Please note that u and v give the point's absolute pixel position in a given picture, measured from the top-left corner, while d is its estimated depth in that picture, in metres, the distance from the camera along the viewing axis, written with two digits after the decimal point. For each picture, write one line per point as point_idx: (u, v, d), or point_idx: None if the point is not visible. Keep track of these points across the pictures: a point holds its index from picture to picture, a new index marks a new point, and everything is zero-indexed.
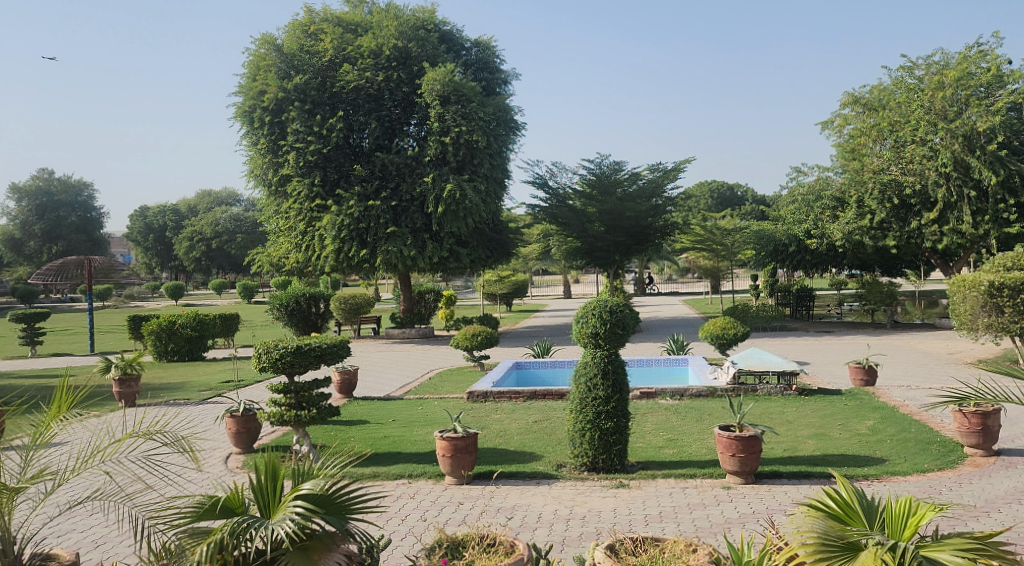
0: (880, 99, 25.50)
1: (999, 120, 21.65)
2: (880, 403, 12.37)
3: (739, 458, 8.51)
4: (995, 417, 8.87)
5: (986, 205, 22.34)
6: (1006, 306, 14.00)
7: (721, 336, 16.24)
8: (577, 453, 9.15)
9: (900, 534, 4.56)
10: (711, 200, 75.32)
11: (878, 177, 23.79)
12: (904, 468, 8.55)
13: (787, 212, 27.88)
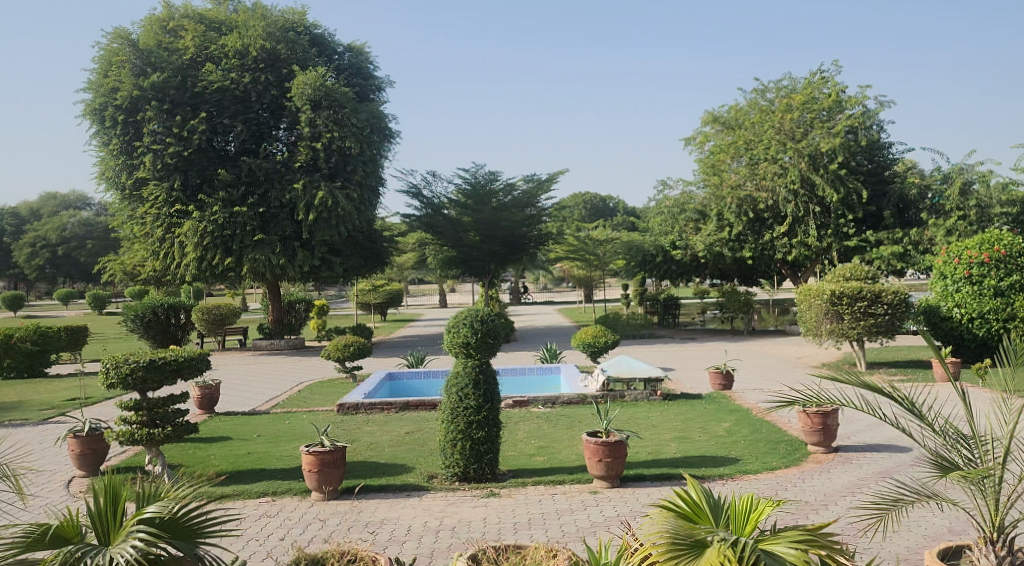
0: (737, 118, 27.00)
1: (839, 142, 23.56)
2: (736, 406, 13.05)
3: (605, 463, 8.74)
4: (834, 416, 9.54)
5: (829, 220, 24.22)
6: (846, 313, 15.12)
7: (592, 344, 16.64)
8: (447, 464, 9.13)
9: (742, 530, 4.81)
10: (584, 211, 77.27)
11: (736, 193, 25.03)
12: (755, 467, 9.06)
13: (654, 224, 28.99)
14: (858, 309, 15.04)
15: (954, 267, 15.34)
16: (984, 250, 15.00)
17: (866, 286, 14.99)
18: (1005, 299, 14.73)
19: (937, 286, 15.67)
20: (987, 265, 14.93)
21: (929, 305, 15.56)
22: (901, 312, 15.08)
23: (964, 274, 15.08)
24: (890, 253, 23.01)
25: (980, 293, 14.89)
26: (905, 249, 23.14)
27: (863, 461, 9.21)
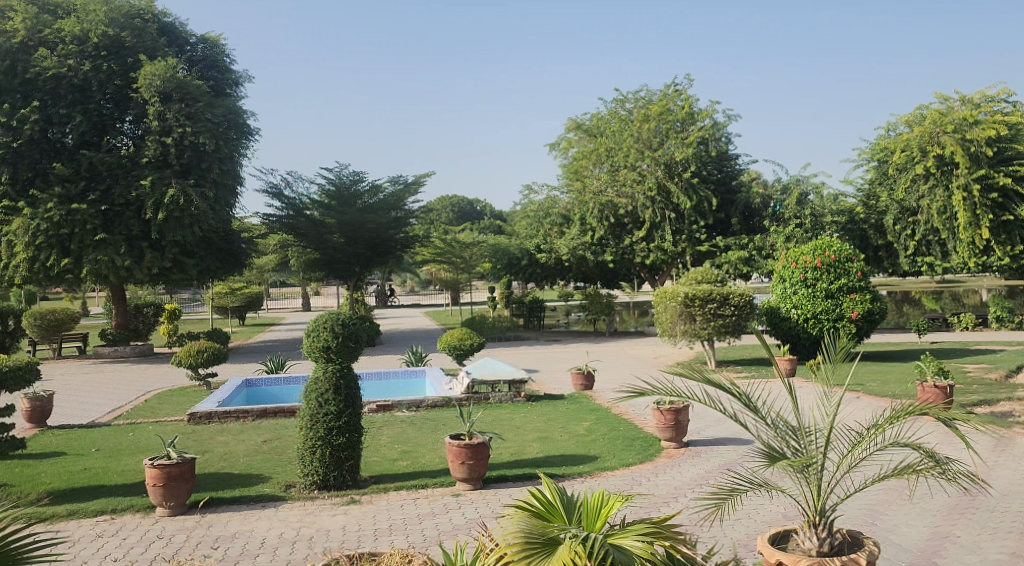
0: (599, 126, 28.03)
1: (691, 152, 24.85)
2: (596, 405, 13.42)
3: (468, 465, 8.76)
4: (685, 412, 10.00)
5: (683, 226, 25.40)
6: (698, 314, 15.90)
7: (458, 347, 16.64)
8: (306, 473, 8.86)
9: (592, 526, 4.98)
10: (451, 215, 77.22)
11: (597, 199, 25.80)
12: (613, 464, 9.37)
13: (520, 228, 29.44)
14: (707, 311, 15.86)
15: (791, 271, 16.46)
16: (817, 255, 16.21)
17: (715, 289, 15.82)
18: (835, 301, 15.97)
19: (777, 288, 16.75)
20: (820, 270, 16.13)
21: (771, 306, 16.62)
22: (746, 313, 16.02)
23: (800, 277, 16.22)
24: (736, 258, 24.50)
25: (814, 295, 16.06)
26: (750, 254, 24.69)
27: (710, 454, 9.70)
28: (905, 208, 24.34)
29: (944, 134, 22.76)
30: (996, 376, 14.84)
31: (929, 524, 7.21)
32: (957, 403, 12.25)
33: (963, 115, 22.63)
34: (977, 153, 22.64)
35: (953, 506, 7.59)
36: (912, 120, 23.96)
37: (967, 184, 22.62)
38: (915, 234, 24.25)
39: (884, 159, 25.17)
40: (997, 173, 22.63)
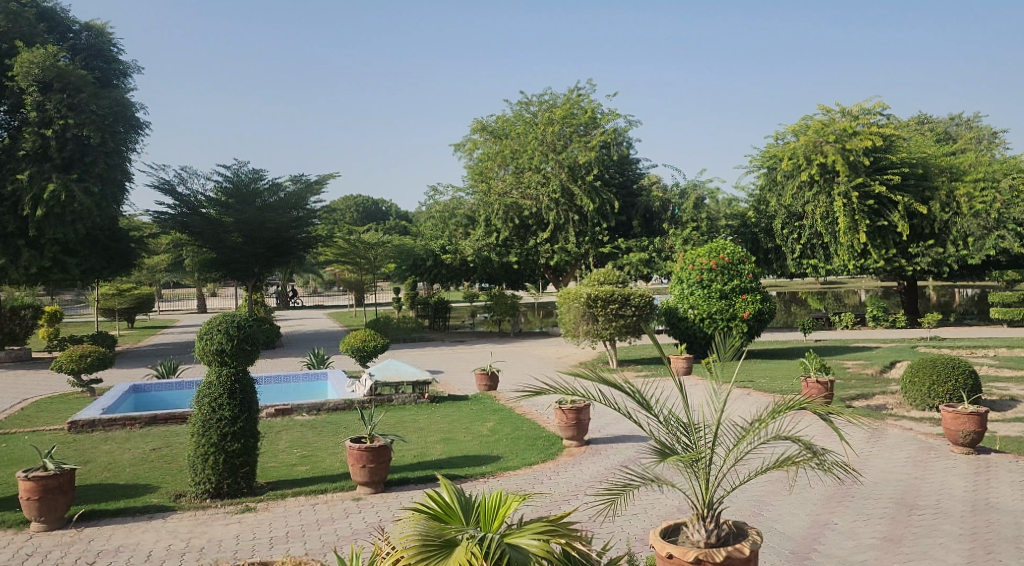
0: (503, 128, 27.97)
1: (594, 155, 25.31)
2: (499, 405, 13.46)
3: (368, 468, 8.63)
4: (586, 411, 10.15)
5: (586, 228, 25.84)
6: (600, 314, 16.19)
7: (361, 349, 16.38)
8: (198, 481, 8.53)
9: (490, 527, 4.98)
10: (355, 214, 75.97)
11: (502, 200, 25.93)
12: (515, 463, 9.42)
13: (425, 229, 29.23)
14: (609, 311, 16.16)
15: (688, 272, 16.96)
16: (712, 257, 16.76)
17: (617, 290, 16.13)
18: (728, 301, 16.59)
19: (675, 289, 17.21)
20: (715, 271, 16.70)
21: (669, 307, 17.08)
22: (646, 313, 16.42)
23: (696, 279, 16.74)
24: (638, 259, 25.00)
25: (709, 296, 16.63)
26: (650, 256, 25.33)
27: (610, 452, 9.89)
28: (792, 213, 25.53)
29: (826, 144, 24.13)
30: (872, 371, 15.78)
31: (811, 512, 7.59)
32: (838, 398, 12.94)
33: (843, 126, 24.06)
34: (855, 162, 24.03)
35: (833, 495, 8.01)
36: (798, 129, 25.26)
37: (847, 191, 23.89)
38: (801, 238, 25.46)
39: (773, 166, 26.31)
40: (874, 181, 24.08)
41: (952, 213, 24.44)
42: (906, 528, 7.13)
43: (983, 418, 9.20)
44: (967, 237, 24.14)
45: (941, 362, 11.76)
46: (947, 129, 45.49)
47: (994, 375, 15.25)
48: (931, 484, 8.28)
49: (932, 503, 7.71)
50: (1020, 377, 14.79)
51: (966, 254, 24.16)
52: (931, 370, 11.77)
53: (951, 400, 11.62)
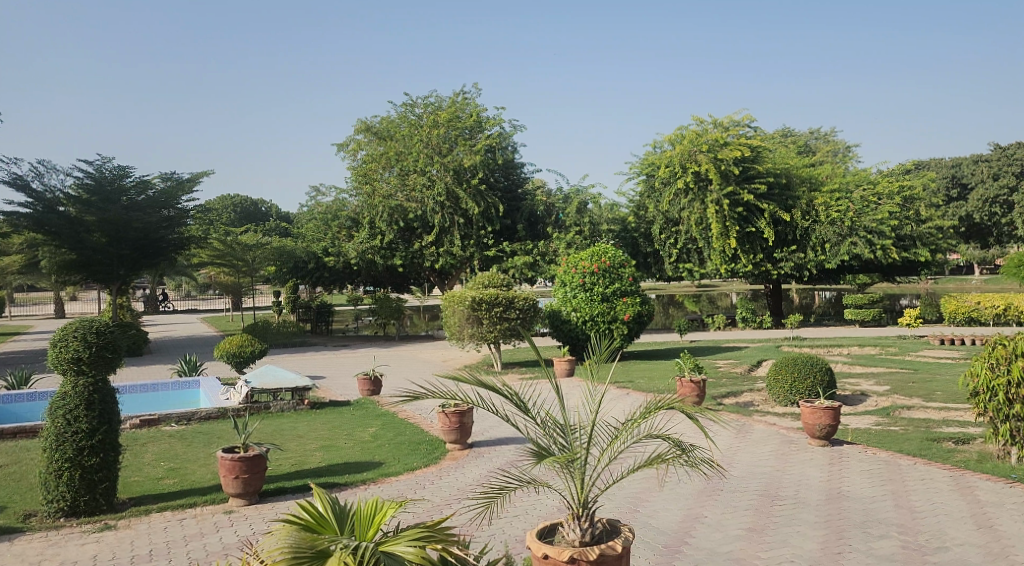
0: (388, 129, 27.15)
1: (479, 159, 25.39)
2: (382, 410, 13.25)
3: (242, 479, 8.28)
4: (469, 414, 10.14)
5: (471, 231, 25.86)
6: (485, 318, 16.22)
7: (237, 354, 15.74)
8: (50, 499, 7.94)
9: (365, 534, 4.88)
10: (232, 214, 73.15)
11: (387, 202, 25.61)
12: (396, 469, 9.29)
13: (306, 229, 28.35)
14: (494, 314, 16.23)
15: (571, 276, 17.26)
16: (594, 261, 17.14)
17: (501, 294, 16.22)
18: (609, 304, 17.02)
19: (558, 292, 17.46)
20: (596, 275, 17.09)
21: (552, 309, 17.30)
22: (530, 316, 16.64)
23: (579, 282, 17.07)
24: (522, 263, 25.26)
25: (591, 299, 16.98)
26: (534, 259, 25.65)
27: (493, 455, 9.92)
28: (669, 218, 26.53)
29: (700, 153, 25.24)
30: (741, 370, 16.58)
31: (683, 507, 7.86)
32: (710, 396, 13.51)
33: (715, 137, 25.18)
34: (726, 171, 25.18)
35: (704, 490, 8.33)
36: (674, 138, 26.29)
37: (719, 199, 24.97)
38: (677, 243, 26.47)
39: (651, 173, 27.24)
40: (743, 190, 25.34)
41: (812, 221, 26.02)
42: (769, 518, 7.51)
43: (837, 412, 9.81)
44: (825, 243, 25.72)
45: (802, 360, 12.47)
46: (808, 143, 48.45)
47: (849, 372, 16.33)
48: (792, 476, 8.76)
49: (792, 494, 8.16)
50: (871, 374, 15.91)
51: (824, 259, 25.63)
52: (793, 368, 12.47)
53: (811, 396, 12.34)
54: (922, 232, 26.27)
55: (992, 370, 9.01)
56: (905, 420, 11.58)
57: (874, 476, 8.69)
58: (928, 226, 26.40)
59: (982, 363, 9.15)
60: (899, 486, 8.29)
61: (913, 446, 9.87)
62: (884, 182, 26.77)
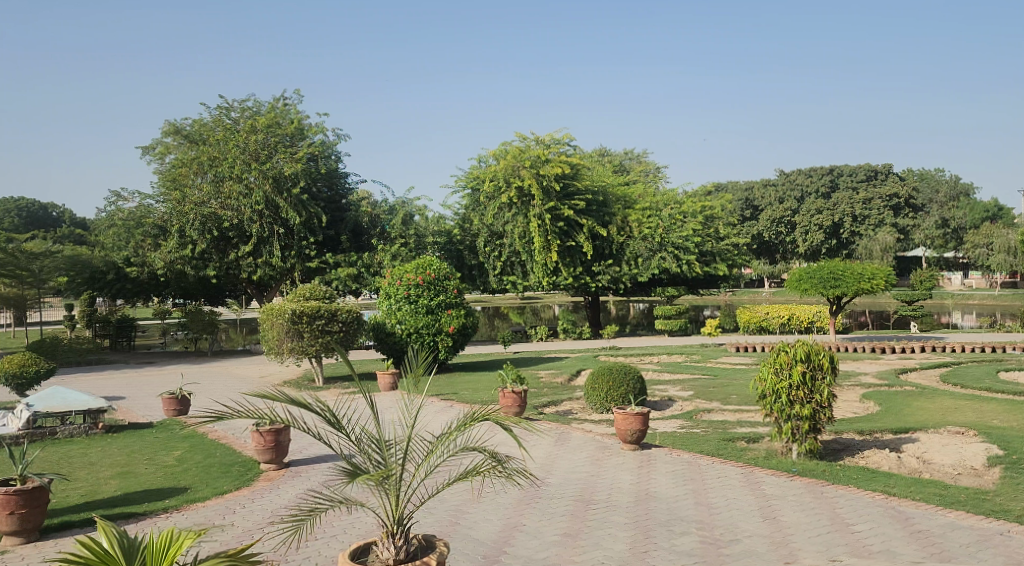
0: (201, 132, 25.55)
1: (301, 167, 24.51)
2: (188, 431, 12.40)
3: (18, 515, 7.43)
4: (286, 432, 9.68)
5: (292, 241, 25.01)
6: (306, 331, 15.64)
7: (19, 375, 14.17)
8: None
9: None
10: (16, 218, 66.19)
11: (199, 210, 24.09)
12: (203, 494, 8.72)
13: (105, 237, 26.22)
14: (315, 327, 15.69)
15: (396, 288, 17.04)
16: (419, 273, 17.07)
17: (323, 306, 15.73)
18: (434, 316, 16.98)
19: (383, 305, 17.16)
20: (422, 287, 17.04)
21: (376, 322, 16.93)
22: (354, 328, 16.30)
23: (403, 294, 16.90)
24: (346, 274, 24.75)
25: (416, 311, 16.88)
26: (358, 271, 25.16)
27: (311, 473, 9.53)
28: (494, 232, 27.01)
29: (523, 169, 25.99)
30: (561, 380, 17.09)
31: (502, 517, 7.93)
32: (531, 405, 13.81)
33: (538, 153, 26.03)
34: (547, 187, 26.07)
35: (522, 498, 8.46)
36: (498, 154, 26.91)
37: (541, 213, 25.79)
38: (501, 256, 26.97)
39: (476, 187, 27.65)
40: (563, 206, 26.30)
41: (626, 237, 27.46)
42: (584, 523, 7.74)
43: (646, 417, 10.33)
44: (637, 257, 27.16)
45: (617, 369, 13.03)
46: (623, 162, 51.16)
47: (658, 379, 17.30)
48: (604, 480, 9.10)
49: (605, 497, 8.47)
50: (677, 380, 16.96)
51: (636, 273, 26.99)
52: (608, 377, 13.01)
53: (624, 403, 12.93)
54: (721, 248, 28.48)
55: (776, 375, 9.79)
56: (705, 423, 12.42)
57: (678, 477, 9.22)
58: (726, 243, 28.71)
59: (768, 369, 9.91)
60: (699, 485, 8.86)
61: (712, 447, 10.58)
62: (688, 202, 28.81)
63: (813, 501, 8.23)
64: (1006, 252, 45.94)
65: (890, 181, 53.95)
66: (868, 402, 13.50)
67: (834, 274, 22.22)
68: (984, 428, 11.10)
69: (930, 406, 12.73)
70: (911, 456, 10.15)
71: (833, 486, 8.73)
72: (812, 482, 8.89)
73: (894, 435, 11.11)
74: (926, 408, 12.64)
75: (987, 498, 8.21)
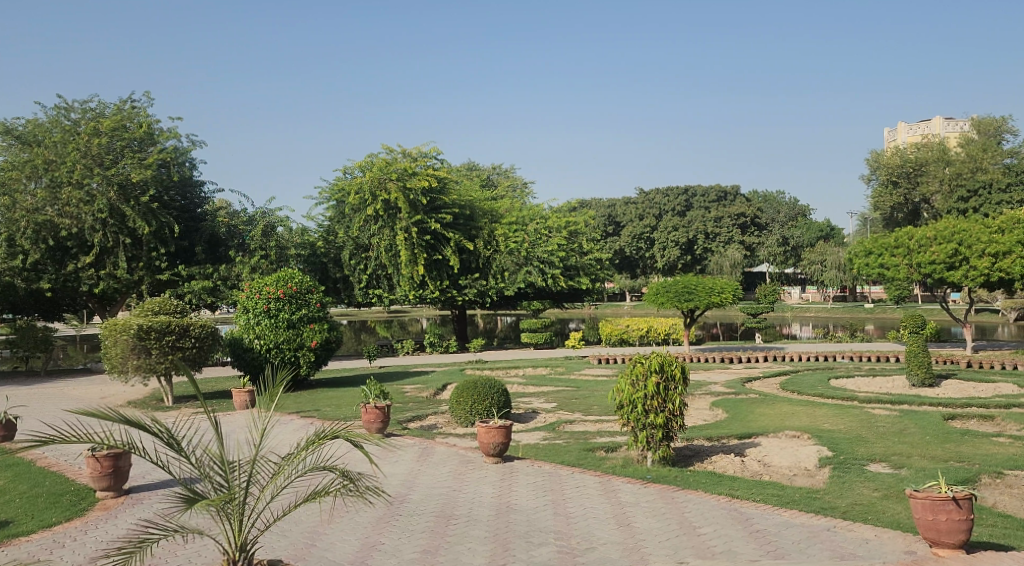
0: (35, 133, 23.51)
1: (150, 174, 23.05)
2: (15, 460, 11.37)
3: None
4: (126, 457, 9.08)
5: (140, 253, 23.64)
6: (154, 348, 14.72)
7: None
8: None
9: None
10: None
11: (32, 217, 22.21)
12: (29, 527, 8.03)
13: None
14: (165, 344, 14.80)
15: (254, 302, 16.36)
16: (279, 287, 16.50)
17: (174, 320, 14.87)
18: (296, 330, 16.48)
19: (240, 319, 16.42)
20: (282, 300, 16.50)
21: (233, 337, 16.18)
22: (208, 344, 15.48)
23: (263, 308, 16.28)
24: (201, 288, 23.67)
25: (276, 326, 16.30)
26: (215, 284, 24.13)
27: (153, 499, 8.98)
28: (359, 244, 26.60)
29: (389, 181, 25.73)
30: (426, 395, 16.98)
31: (360, 536, 7.78)
32: (395, 421, 13.64)
33: (404, 166, 25.90)
34: (414, 200, 25.96)
35: (381, 516, 8.32)
36: (363, 165, 26.51)
37: (408, 226, 25.66)
38: (367, 269, 26.60)
39: (341, 199, 27.13)
40: (430, 219, 26.32)
41: (493, 250, 27.74)
42: (443, 538, 7.71)
43: (508, 430, 10.43)
44: (503, 271, 27.45)
45: (482, 383, 13.15)
46: (490, 177, 51.62)
47: (522, 391, 17.51)
48: (466, 495, 9.10)
49: (465, 512, 8.47)
50: (541, 393, 17.24)
51: (503, 286, 27.28)
52: (472, 391, 13.08)
53: (487, 416, 13.02)
54: (584, 263, 29.27)
55: (633, 386, 10.13)
56: (567, 434, 12.69)
57: (539, 488, 9.35)
58: (589, 258, 29.52)
59: (625, 380, 10.24)
60: (558, 495, 9.03)
61: (572, 457, 10.81)
62: (553, 217, 29.49)
63: (664, 506, 8.56)
64: (838, 268, 49.91)
65: (738, 202, 57.42)
66: (717, 410, 14.23)
67: (688, 288, 23.31)
68: (816, 431, 11.96)
69: (771, 412, 13.59)
70: (754, 459, 10.79)
71: (682, 491, 9.12)
72: (664, 488, 9.25)
73: (739, 441, 11.77)
74: (767, 414, 13.49)
75: (819, 496, 8.83)
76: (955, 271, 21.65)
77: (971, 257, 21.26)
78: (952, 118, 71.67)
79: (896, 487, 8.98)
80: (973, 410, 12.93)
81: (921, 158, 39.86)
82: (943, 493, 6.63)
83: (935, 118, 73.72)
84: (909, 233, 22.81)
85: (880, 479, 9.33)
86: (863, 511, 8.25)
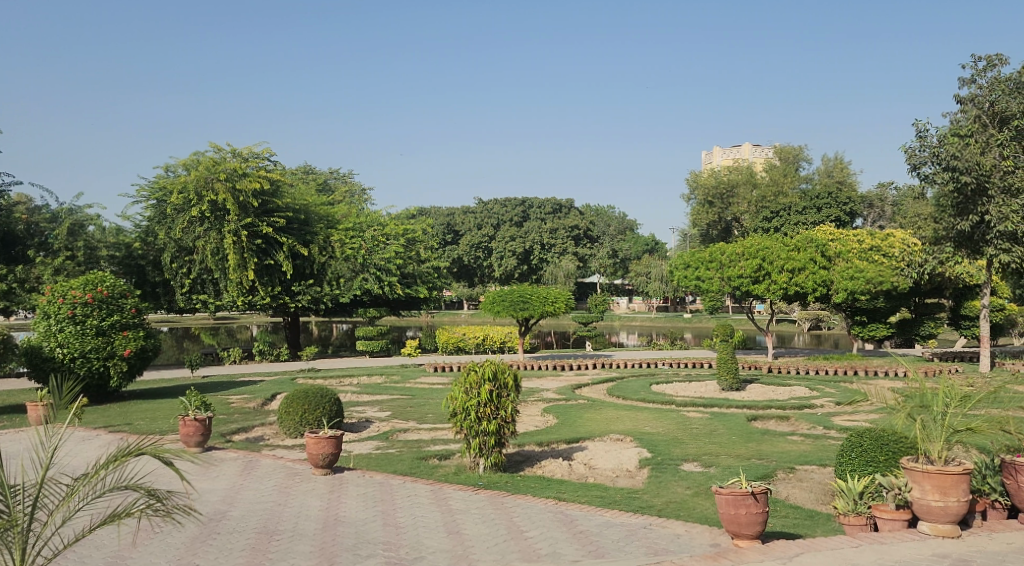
0: None
1: None
2: None
3: None
4: None
5: None
6: None
7: None
8: None
9: None
10: None
11: None
12: None
13: None
14: None
15: (57, 307, 15.06)
16: (87, 290, 15.30)
17: None
18: (106, 338, 15.23)
19: (39, 325, 15.04)
20: (91, 305, 15.26)
21: (31, 345, 14.79)
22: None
23: (67, 313, 14.98)
24: None
25: (82, 333, 15.01)
26: (9, 287, 21.78)
27: None
28: (181, 247, 25.02)
29: (216, 181, 24.40)
30: (254, 405, 16.28)
31: (172, 558, 7.32)
32: (218, 433, 12.95)
33: (234, 166, 24.65)
34: (244, 203, 24.93)
35: (196, 536, 7.88)
36: (188, 164, 25.10)
37: (236, 229, 24.54)
38: (190, 272, 25.12)
39: (161, 199, 25.39)
40: (261, 222, 25.32)
41: (328, 256, 27.11)
42: (264, 555, 7.43)
43: (338, 440, 10.22)
44: (338, 278, 26.89)
45: (313, 392, 12.78)
46: (327, 181, 50.36)
47: (355, 401, 17.16)
48: (292, 509, 8.80)
49: (290, 527, 8.18)
50: (375, 401, 17.03)
51: (338, 294, 26.71)
52: (302, 401, 12.67)
53: (318, 425, 12.67)
54: (421, 270, 29.24)
55: (466, 394, 10.23)
56: (400, 442, 12.59)
57: (368, 499, 9.21)
58: (426, 266, 29.56)
59: (459, 388, 10.31)
60: (388, 506, 8.93)
61: (404, 466, 10.74)
62: (390, 224, 29.32)
63: (493, 512, 8.69)
64: (661, 280, 52.96)
65: (572, 215, 59.60)
66: (547, 416, 14.61)
67: (523, 297, 23.81)
68: (637, 434, 12.59)
69: (597, 418, 14.13)
70: (580, 463, 11.18)
71: (511, 496, 9.29)
72: (493, 494, 9.39)
73: (566, 445, 12.16)
74: (593, 419, 14.01)
75: (637, 496, 9.29)
76: (759, 284, 23.59)
77: (772, 273, 23.15)
78: (758, 144, 78.24)
79: (704, 485, 9.62)
80: (772, 411, 14.12)
81: (732, 181, 42.84)
82: (744, 488, 7.17)
83: (743, 143, 80.14)
84: (721, 248, 24.77)
85: (692, 477, 9.96)
86: (676, 509, 8.77)
